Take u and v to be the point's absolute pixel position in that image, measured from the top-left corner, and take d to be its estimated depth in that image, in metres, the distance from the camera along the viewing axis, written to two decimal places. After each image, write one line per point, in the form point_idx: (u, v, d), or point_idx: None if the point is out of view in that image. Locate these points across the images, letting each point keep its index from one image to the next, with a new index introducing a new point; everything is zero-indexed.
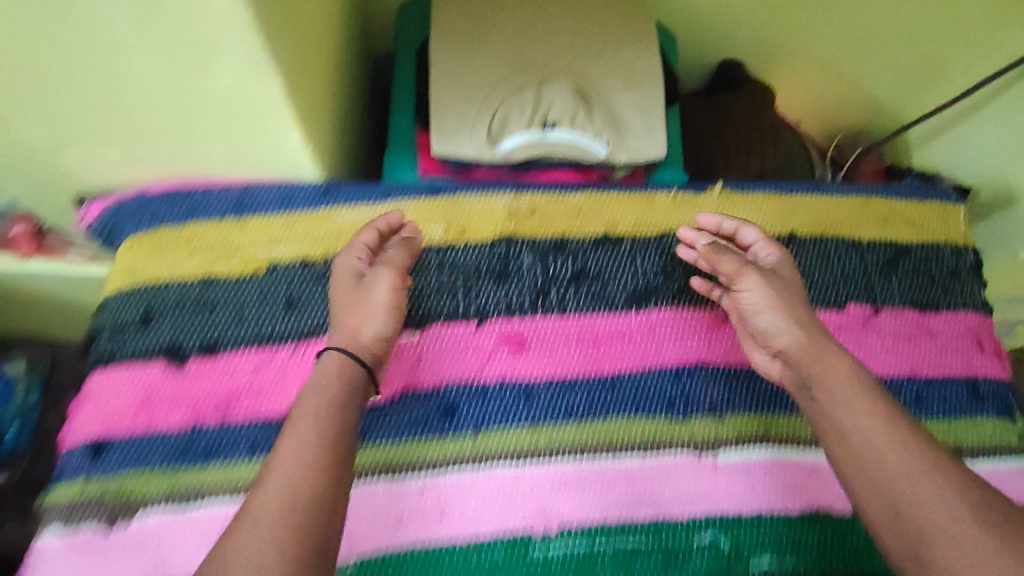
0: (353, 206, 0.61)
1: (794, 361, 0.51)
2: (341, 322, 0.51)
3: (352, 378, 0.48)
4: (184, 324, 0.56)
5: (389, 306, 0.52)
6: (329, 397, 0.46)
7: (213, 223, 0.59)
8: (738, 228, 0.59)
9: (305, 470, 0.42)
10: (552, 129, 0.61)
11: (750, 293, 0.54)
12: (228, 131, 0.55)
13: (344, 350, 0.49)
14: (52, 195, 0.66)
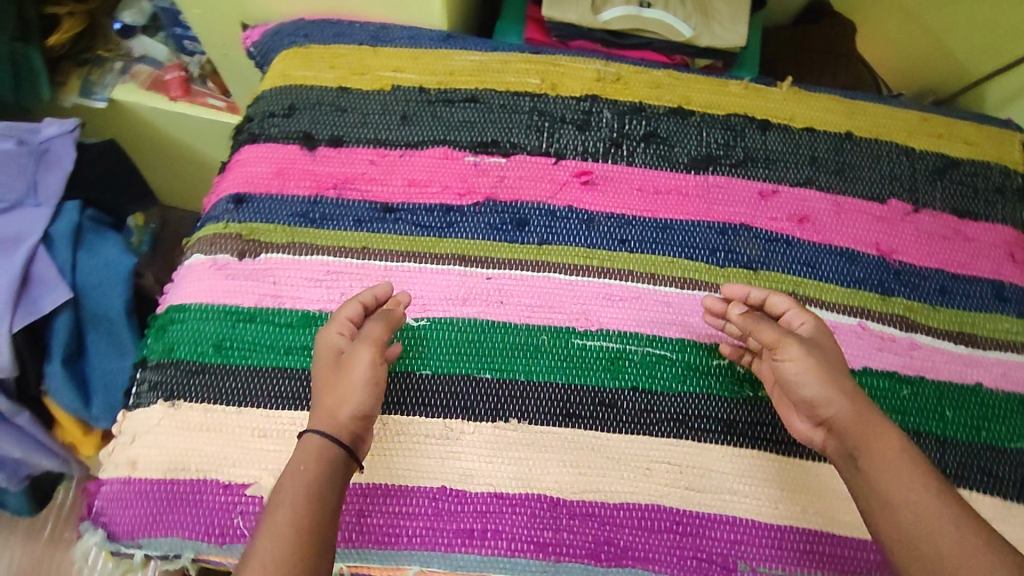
0: (467, 51, 0.72)
1: (842, 429, 0.51)
2: (321, 402, 0.52)
3: (331, 458, 0.50)
4: (313, 113, 0.68)
5: (368, 383, 0.53)
6: (310, 471, 0.49)
7: (354, 46, 0.71)
8: (770, 296, 0.58)
9: (299, 522, 0.47)
10: (648, 8, 0.72)
11: (793, 364, 0.52)
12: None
13: (321, 432, 0.51)
14: (222, 20, 0.80)
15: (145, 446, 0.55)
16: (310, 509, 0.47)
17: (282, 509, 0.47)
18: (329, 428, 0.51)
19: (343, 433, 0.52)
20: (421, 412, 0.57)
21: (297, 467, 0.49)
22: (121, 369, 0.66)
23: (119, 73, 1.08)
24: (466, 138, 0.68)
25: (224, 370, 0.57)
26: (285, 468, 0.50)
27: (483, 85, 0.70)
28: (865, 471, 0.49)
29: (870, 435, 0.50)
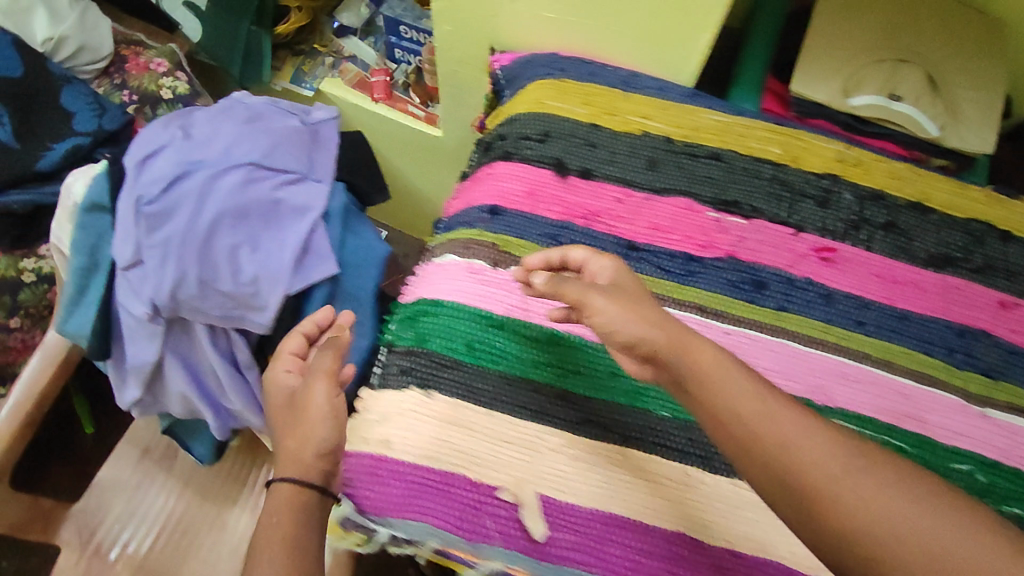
0: (712, 110, 0.74)
1: (663, 358, 0.45)
2: (283, 447, 0.57)
3: (305, 502, 0.54)
4: (566, 142, 0.71)
5: (328, 413, 0.57)
6: (291, 519, 0.52)
7: (607, 88, 0.74)
8: (568, 252, 0.55)
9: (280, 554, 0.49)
10: (897, 102, 0.73)
11: (601, 314, 0.47)
12: (656, 23, 0.70)
13: (295, 481, 0.54)
14: (470, 41, 0.85)
15: (397, 427, 0.58)
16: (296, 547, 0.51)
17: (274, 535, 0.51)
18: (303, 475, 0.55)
19: (314, 475, 0.55)
20: (604, 438, 0.58)
21: (270, 520, 0.52)
22: (358, 348, 0.69)
23: (328, 66, 1.16)
24: (708, 195, 0.70)
25: (474, 372, 0.60)
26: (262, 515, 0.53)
27: (727, 146, 0.72)
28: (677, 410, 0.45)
29: (692, 357, 0.44)
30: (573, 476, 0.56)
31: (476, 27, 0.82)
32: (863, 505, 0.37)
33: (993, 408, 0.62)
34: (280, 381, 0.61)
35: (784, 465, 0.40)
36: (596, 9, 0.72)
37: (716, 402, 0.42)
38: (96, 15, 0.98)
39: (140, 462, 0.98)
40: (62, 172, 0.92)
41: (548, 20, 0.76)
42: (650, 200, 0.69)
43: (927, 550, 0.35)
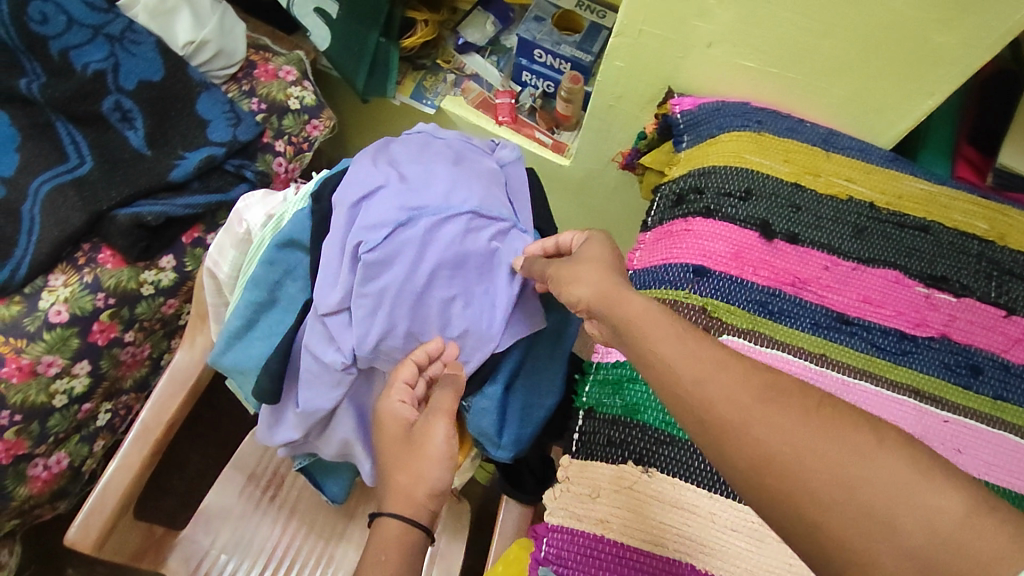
0: (917, 178, 0.72)
1: (592, 308, 0.49)
2: (394, 479, 0.52)
3: (411, 543, 0.49)
4: (768, 202, 0.68)
5: (442, 455, 0.52)
6: (401, 559, 0.48)
7: (808, 146, 0.73)
8: (558, 238, 0.58)
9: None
10: None
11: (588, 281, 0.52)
12: (862, 77, 0.71)
13: (397, 514, 0.50)
14: (644, 80, 0.83)
15: (611, 504, 0.56)
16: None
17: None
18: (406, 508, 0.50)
19: (422, 515, 0.51)
20: None
21: (382, 556, 0.47)
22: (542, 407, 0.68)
23: (451, 84, 1.13)
24: (916, 268, 0.67)
25: (691, 449, 0.55)
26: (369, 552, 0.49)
27: (933, 217, 0.70)
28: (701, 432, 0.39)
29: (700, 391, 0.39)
30: None
31: (656, 68, 0.80)
32: (778, 451, 0.36)
33: None
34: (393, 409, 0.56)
35: (796, 492, 0.35)
36: (806, 62, 0.72)
37: (741, 432, 0.37)
38: (232, 19, 0.95)
39: (246, 488, 0.91)
40: (192, 183, 0.87)
41: (746, 69, 0.76)
42: (860, 270, 0.66)
43: (875, 511, 0.33)
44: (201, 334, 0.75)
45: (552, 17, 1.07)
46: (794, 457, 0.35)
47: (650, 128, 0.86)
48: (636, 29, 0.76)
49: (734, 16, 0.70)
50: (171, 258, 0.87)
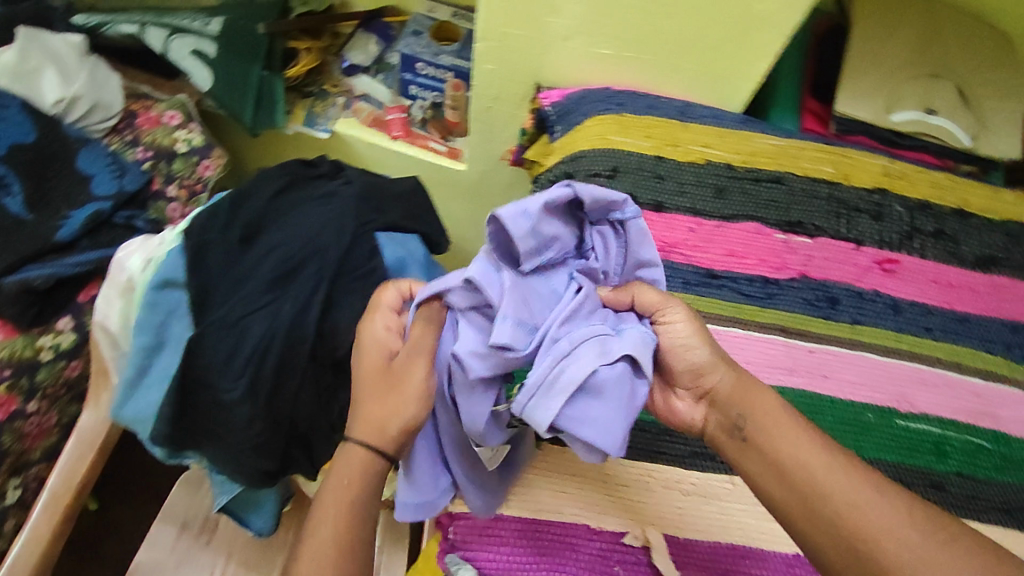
0: (767, 135, 0.78)
1: (722, 401, 0.53)
2: (368, 409, 0.52)
3: (374, 473, 0.52)
4: (633, 175, 0.73)
5: (420, 397, 0.52)
6: (351, 495, 0.51)
7: (666, 119, 0.77)
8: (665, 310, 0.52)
9: (338, 530, 0.49)
10: (934, 115, 0.78)
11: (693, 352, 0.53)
12: (705, 49, 0.76)
13: (360, 439, 0.52)
14: (518, 78, 0.87)
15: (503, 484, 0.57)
16: (353, 527, 0.50)
17: (334, 511, 0.50)
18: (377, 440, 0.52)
19: (385, 443, 0.52)
20: (713, 468, 0.60)
21: (343, 482, 0.51)
22: None
23: (341, 107, 1.15)
24: (773, 218, 0.73)
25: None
26: (333, 473, 0.52)
27: (785, 168, 0.76)
28: (751, 455, 0.51)
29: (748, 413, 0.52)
30: (690, 510, 0.58)
31: (525, 65, 0.84)
32: (850, 510, 0.46)
33: None
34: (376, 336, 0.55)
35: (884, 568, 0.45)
36: (655, 43, 0.77)
37: (824, 502, 0.47)
38: (104, 73, 0.95)
39: (179, 540, 0.83)
40: (81, 240, 0.86)
41: (604, 57, 0.80)
42: (722, 228, 0.71)
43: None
44: (103, 392, 0.73)
45: (429, 30, 1.10)
46: (850, 505, 0.47)
47: (528, 122, 0.90)
48: (498, 30, 0.80)
49: (583, 8, 0.75)
50: (69, 320, 0.85)
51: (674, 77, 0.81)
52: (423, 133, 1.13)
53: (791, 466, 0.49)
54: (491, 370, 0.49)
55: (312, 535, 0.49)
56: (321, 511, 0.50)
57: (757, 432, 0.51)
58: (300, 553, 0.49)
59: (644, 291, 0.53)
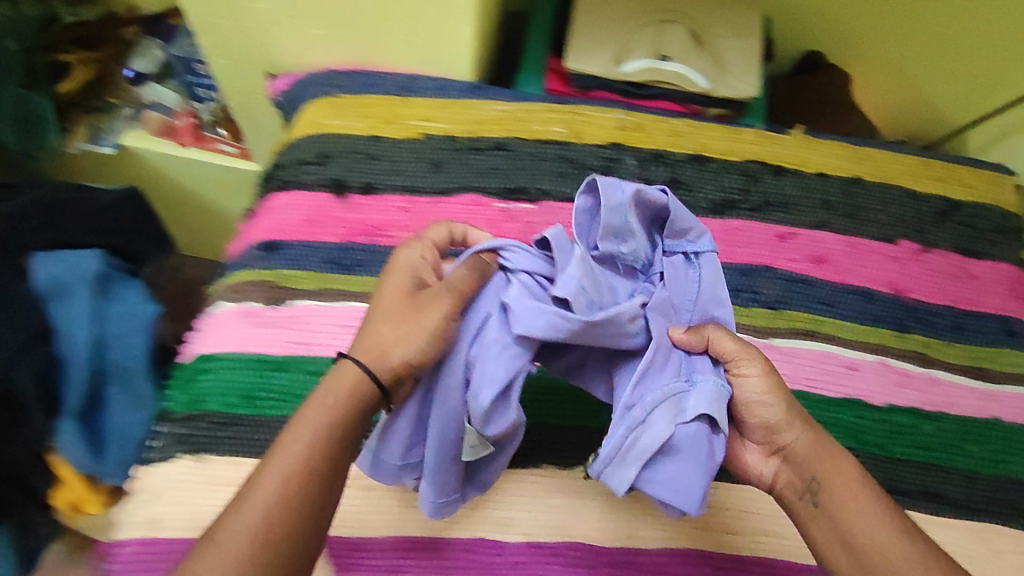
0: (494, 101, 0.74)
1: (799, 458, 0.49)
2: (376, 332, 0.47)
3: (364, 395, 0.45)
4: (343, 159, 0.70)
5: (432, 333, 0.46)
6: (329, 417, 0.44)
7: (385, 96, 0.73)
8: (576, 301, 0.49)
9: (296, 463, 0.42)
10: (666, 61, 0.74)
11: (760, 416, 0.50)
12: (412, 20, 0.70)
13: (362, 360, 0.46)
14: (248, 70, 0.81)
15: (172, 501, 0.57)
16: (326, 446, 0.43)
17: (296, 448, 0.43)
18: (374, 361, 0.46)
19: (383, 373, 0.46)
20: None
21: (326, 400, 0.44)
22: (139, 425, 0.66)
23: (129, 118, 1.07)
24: (492, 187, 0.70)
25: (248, 422, 0.60)
26: (315, 395, 0.45)
27: (512, 134, 0.73)
28: (822, 522, 0.47)
29: (829, 470, 0.48)
30: (374, 504, 0.56)
31: (249, 54, 0.78)
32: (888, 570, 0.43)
33: (778, 335, 0.66)
34: (409, 260, 0.50)
35: None
36: (357, 20, 0.71)
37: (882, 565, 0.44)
38: None
39: None
40: None
41: (319, 37, 0.74)
42: (434, 204, 0.69)
43: None
44: None
45: None
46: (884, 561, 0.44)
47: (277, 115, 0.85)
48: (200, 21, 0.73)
49: None
50: None
51: (398, 52, 0.76)
52: (214, 136, 1.09)
53: (830, 503, 0.47)
54: (543, 329, 0.45)
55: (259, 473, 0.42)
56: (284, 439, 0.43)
57: (825, 496, 0.47)
58: (246, 491, 0.41)
59: (723, 338, 0.49)
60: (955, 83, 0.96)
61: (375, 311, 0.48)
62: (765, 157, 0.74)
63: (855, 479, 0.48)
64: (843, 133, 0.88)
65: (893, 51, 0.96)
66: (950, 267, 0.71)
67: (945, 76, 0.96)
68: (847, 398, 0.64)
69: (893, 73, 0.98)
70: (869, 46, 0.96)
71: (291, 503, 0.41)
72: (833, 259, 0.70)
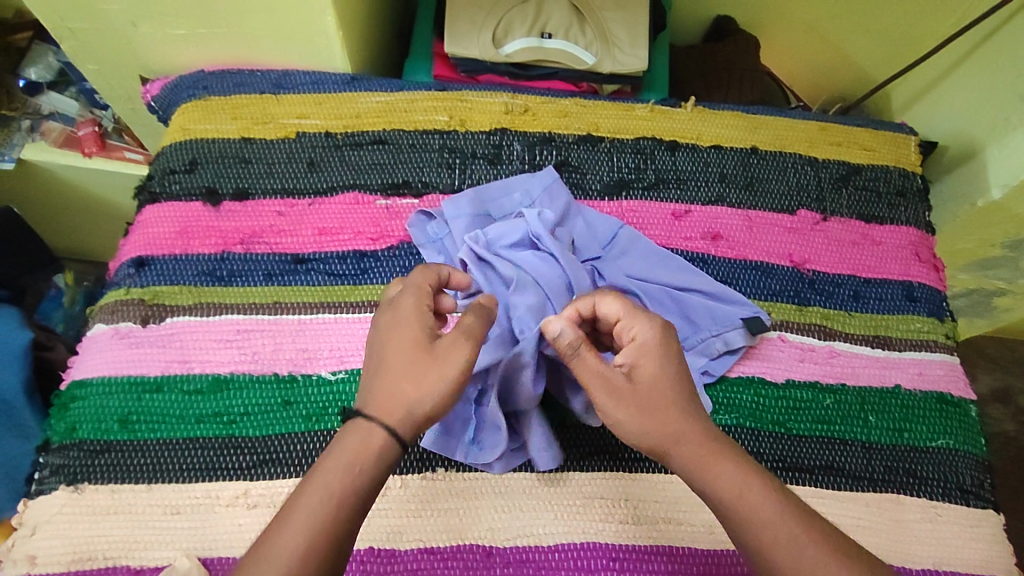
0: (373, 92, 0.71)
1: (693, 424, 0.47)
2: (393, 380, 0.45)
3: (377, 454, 0.44)
4: (215, 166, 0.67)
5: (453, 384, 0.45)
6: (345, 481, 0.42)
7: (256, 96, 0.70)
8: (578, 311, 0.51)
9: (320, 529, 0.41)
10: (550, 39, 0.73)
11: (605, 416, 0.47)
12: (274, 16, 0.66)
13: (377, 415, 0.45)
14: (122, 74, 0.78)
15: (47, 537, 0.53)
16: (351, 511, 0.42)
17: (314, 505, 0.41)
18: (385, 418, 0.44)
19: (400, 426, 0.45)
20: (281, 473, 0.55)
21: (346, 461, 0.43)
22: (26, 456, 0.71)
23: (28, 131, 0.97)
24: (373, 183, 0.67)
25: (125, 448, 0.56)
26: (330, 458, 0.43)
27: (393, 126, 0.69)
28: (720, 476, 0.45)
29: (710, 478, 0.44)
30: (252, 526, 0.54)
31: (115, 59, 0.75)
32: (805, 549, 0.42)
33: None
34: (416, 304, 0.48)
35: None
36: (215, 17, 0.67)
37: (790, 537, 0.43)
38: None
39: None
40: None
41: (182, 37, 0.70)
42: (313, 206, 0.66)
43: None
44: None
45: None
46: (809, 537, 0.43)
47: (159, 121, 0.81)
48: (49, 27, 0.69)
49: None
50: None
51: (269, 47, 0.72)
52: (119, 144, 1.00)
53: (726, 508, 0.44)
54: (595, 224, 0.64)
55: (276, 538, 0.40)
56: (293, 509, 0.41)
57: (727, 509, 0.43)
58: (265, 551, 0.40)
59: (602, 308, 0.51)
60: (866, 36, 0.93)
61: (384, 361, 0.46)
62: (659, 131, 0.71)
63: (741, 477, 0.44)
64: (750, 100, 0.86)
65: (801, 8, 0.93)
66: (859, 233, 0.69)
67: (856, 29, 0.93)
68: (744, 375, 0.62)
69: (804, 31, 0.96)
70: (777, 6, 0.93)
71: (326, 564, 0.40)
72: (735, 233, 0.68)
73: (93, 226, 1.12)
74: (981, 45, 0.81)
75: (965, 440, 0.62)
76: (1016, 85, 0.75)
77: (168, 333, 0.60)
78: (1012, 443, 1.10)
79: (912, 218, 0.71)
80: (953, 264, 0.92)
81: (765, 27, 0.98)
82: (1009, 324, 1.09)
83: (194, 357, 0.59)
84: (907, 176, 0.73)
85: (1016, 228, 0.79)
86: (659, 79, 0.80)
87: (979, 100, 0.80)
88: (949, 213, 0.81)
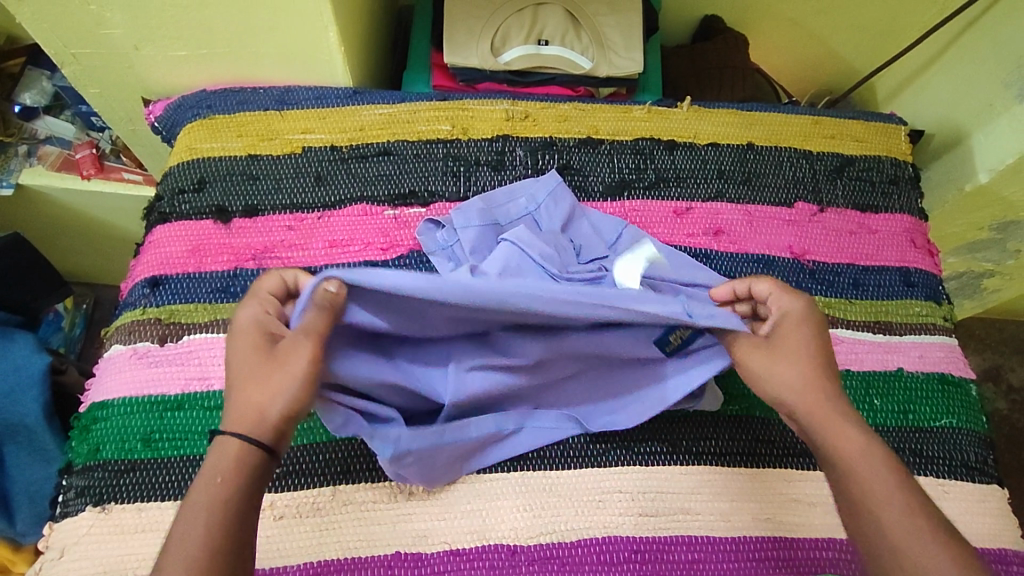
0: (375, 104, 0.72)
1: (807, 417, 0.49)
2: (245, 394, 0.47)
3: (249, 460, 0.45)
4: (223, 184, 0.68)
5: (302, 379, 0.47)
6: (214, 489, 0.43)
7: (260, 113, 0.71)
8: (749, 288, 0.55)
9: (202, 532, 0.42)
10: (547, 46, 0.75)
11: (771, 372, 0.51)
12: (276, 34, 0.67)
13: (236, 426, 0.46)
14: (123, 97, 0.78)
15: (75, 558, 0.54)
16: (228, 518, 0.43)
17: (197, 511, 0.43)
18: (247, 427, 0.46)
19: (263, 432, 0.46)
20: (307, 484, 0.56)
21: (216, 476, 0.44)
22: (50, 479, 0.74)
23: (25, 156, 0.97)
24: (380, 194, 0.68)
25: (150, 467, 0.57)
26: (200, 479, 0.44)
27: (396, 137, 0.71)
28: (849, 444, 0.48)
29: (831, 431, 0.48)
30: (278, 537, 0.54)
31: (117, 82, 0.75)
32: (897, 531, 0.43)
33: None
34: (253, 320, 0.51)
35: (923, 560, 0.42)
36: (218, 37, 0.68)
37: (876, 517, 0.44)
38: None
39: None
40: None
41: (186, 58, 0.71)
42: (322, 220, 0.67)
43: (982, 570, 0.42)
44: None
45: None
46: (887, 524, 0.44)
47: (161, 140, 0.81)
48: (51, 53, 0.70)
49: (125, 17, 0.64)
50: None
51: (271, 65, 0.73)
52: (117, 165, 0.99)
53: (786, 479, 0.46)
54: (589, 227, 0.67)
55: (165, 556, 0.41)
56: (175, 526, 0.43)
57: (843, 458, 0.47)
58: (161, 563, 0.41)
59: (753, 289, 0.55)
60: (850, 30, 0.96)
61: (235, 375, 0.48)
62: (657, 131, 0.73)
63: None
64: (741, 97, 0.88)
65: (786, 7, 0.96)
66: (854, 222, 0.71)
67: (840, 24, 0.96)
68: None
69: (790, 28, 0.98)
70: (763, 4, 0.96)
71: (220, 569, 0.41)
72: (734, 226, 0.69)
73: (93, 248, 1.12)
74: (961, 35, 0.83)
75: (966, 418, 0.64)
76: (998, 72, 0.78)
77: (184, 352, 0.61)
78: (1005, 421, 1.12)
79: (905, 206, 0.73)
80: (943, 248, 0.94)
81: (751, 25, 1.01)
82: (998, 305, 1.12)
83: (212, 373, 0.60)
84: (897, 164, 0.75)
85: (1004, 210, 0.81)
86: (653, 80, 0.83)
87: (963, 88, 0.82)
88: (938, 199, 0.84)
